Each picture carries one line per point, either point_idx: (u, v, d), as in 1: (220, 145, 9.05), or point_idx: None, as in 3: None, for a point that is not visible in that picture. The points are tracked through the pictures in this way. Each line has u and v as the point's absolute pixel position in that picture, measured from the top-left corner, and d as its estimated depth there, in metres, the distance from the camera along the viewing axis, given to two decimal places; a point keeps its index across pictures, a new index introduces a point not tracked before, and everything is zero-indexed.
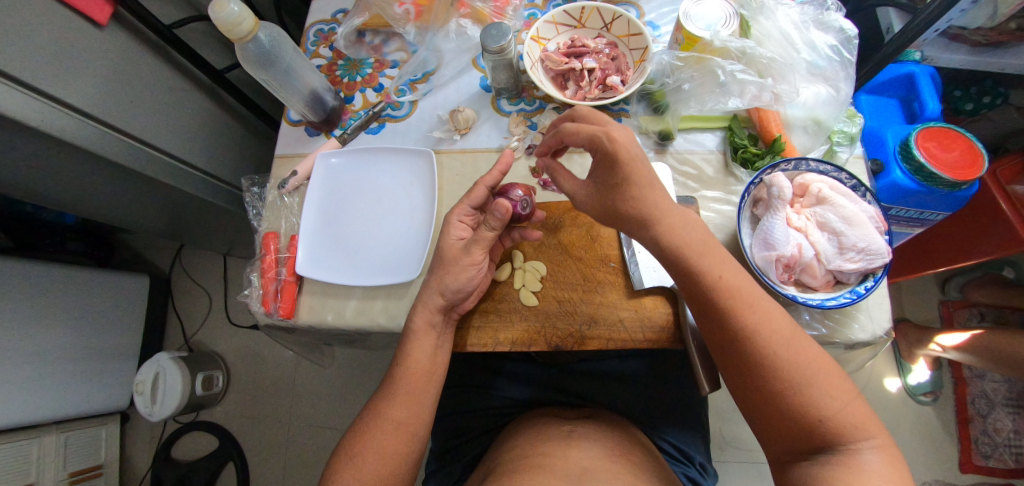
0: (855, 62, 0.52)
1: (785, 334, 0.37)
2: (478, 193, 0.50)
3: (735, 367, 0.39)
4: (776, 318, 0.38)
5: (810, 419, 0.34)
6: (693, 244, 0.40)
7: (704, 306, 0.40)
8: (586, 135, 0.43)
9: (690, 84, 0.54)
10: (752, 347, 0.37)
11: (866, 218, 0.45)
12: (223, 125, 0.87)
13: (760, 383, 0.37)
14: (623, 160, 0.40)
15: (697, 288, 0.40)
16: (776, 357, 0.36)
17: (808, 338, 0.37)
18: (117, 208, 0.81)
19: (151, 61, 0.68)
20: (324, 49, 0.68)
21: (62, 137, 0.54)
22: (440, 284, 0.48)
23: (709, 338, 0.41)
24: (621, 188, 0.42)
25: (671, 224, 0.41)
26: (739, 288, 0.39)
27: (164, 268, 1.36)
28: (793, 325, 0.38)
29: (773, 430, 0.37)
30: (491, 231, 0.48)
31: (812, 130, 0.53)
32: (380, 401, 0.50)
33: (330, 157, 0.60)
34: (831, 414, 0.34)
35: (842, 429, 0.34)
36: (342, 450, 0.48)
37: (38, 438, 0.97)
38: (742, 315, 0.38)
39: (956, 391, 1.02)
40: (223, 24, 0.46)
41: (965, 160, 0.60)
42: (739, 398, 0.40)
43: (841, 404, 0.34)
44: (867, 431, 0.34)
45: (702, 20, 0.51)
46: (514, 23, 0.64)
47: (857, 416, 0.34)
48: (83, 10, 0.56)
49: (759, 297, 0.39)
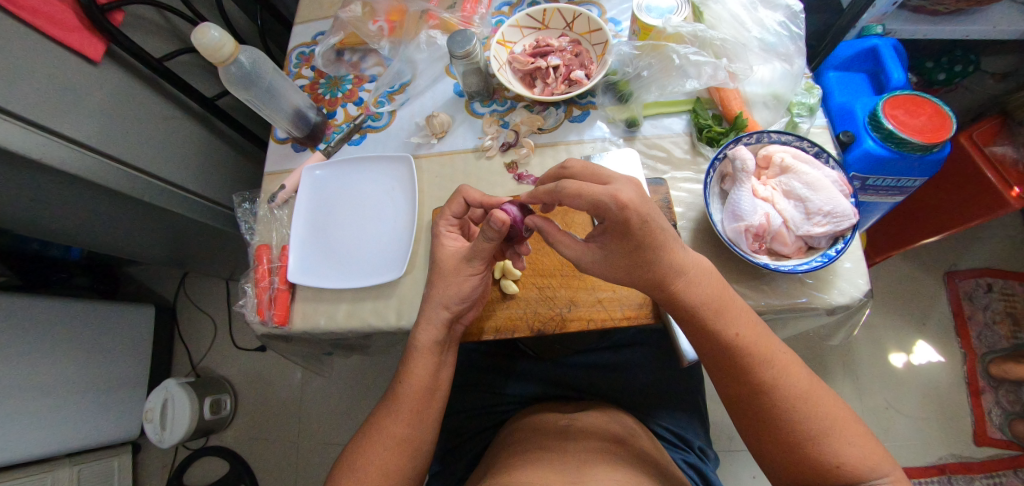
0: (803, 36, 0.55)
1: (802, 386, 0.39)
2: (458, 205, 0.51)
3: (752, 417, 0.40)
4: (792, 369, 0.40)
5: (826, 463, 0.36)
6: (710, 302, 0.41)
7: (721, 360, 0.41)
8: (589, 200, 0.38)
9: (649, 71, 0.57)
10: (772, 399, 0.38)
11: (829, 182, 0.47)
12: (217, 151, 0.91)
13: (778, 431, 0.38)
14: (636, 226, 0.37)
15: (715, 344, 0.41)
16: (795, 410, 0.37)
17: (822, 386, 0.39)
18: (120, 239, 0.84)
19: (145, 94, 0.73)
20: (306, 70, 0.71)
21: (62, 167, 0.58)
22: (444, 297, 0.47)
23: (725, 389, 0.42)
24: (641, 253, 0.39)
25: (694, 280, 0.41)
26: (757, 343, 0.40)
27: (169, 297, 1.39)
28: (807, 374, 0.40)
29: (790, 474, 0.38)
30: (489, 242, 0.44)
31: (771, 105, 0.55)
32: (379, 410, 0.50)
33: (315, 170, 0.63)
34: (847, 458, 0.35)
35: (859, 472, 0.35)
36: (345, 456, 0.49)
37: (52, 472, 0.99)
38: (759, 369, 0.39)
39: (966, 364, 1.00)
40: (205, 49, 0.50)
41: (933, 123, 0.61)
42: (755, 444, 0.41)
43: (858, 447, 0.36)
44: (882, 470, 0.35)
45: (655, 10, 0.55)
46: (483, 30, 0.67)
47: (873, 458, 0.36)
48: (79, 48, 0.60)
49: (775, 351, 0.40)
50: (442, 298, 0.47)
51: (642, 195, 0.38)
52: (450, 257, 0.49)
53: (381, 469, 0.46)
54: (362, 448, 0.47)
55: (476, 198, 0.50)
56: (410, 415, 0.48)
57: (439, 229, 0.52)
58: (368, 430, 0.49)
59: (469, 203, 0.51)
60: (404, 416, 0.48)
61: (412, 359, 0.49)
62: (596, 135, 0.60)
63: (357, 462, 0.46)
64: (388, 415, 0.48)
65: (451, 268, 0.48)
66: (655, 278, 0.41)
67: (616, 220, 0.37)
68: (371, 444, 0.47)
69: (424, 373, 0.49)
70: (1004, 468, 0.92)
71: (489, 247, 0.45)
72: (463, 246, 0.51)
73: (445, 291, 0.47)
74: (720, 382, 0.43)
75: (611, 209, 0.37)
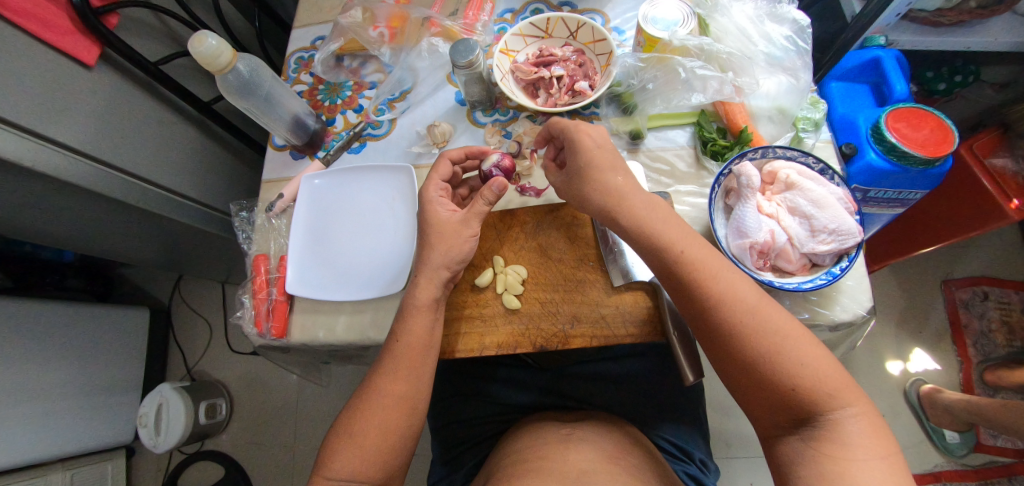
0: (810, 51, 0.54)
1: (752, 302, 0.38)
2: (444, 167, 0.54)
3: (712, 344, 0.40)
4: (741, 286, 0.39)
5: (783, 386, 0.35)
6: (658, 224, 0.43)
7: (675, 287, 0.42)
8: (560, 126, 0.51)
9: (654, 84, 0.56)
10: (724, 322, 0.38)
11: (834, 199, 0.46)
12: (214, 155, 0.90)
13: (736, 356, 0.38)
14: (590, 146, 0.47)
15: (667, 269, 0.42)
16: (745, 328, 0.37)
17: (776, 306, 0.38)
18: (114, 243, 0.83)
19: (141, 98, 0.71)
20: (305, 76, 0.70)
21: (55, 174, 0.57)
22: (441, 268, 0.49)
23: (686, 317, 0.42)
24: (590, 172, 0.47)
25: (631, 206, 0.44)
26: (704, 262, 0.40)
27: (164, 299, 1.38)
28: (760, 293, 0.39)
29: (757, 403, 0.37)
30: (486, 205, 0.50)
31: (777, 119, 0.54)
32: (369, 376, 0.49)
33: (314, 179, 0.62)
34: (801, 379, 0.34)
35: (813, 393, 0.34)
36: (331, 437, 0.48)
37: (45, 476, 0.98)
38: (707, 289, 0.39)
39: (961, 371, 1.01)
40: (202, 57, 0.49)
41: (935, 137, 0.61)
42: (725, 377, 0.40)
43: (815, 369, 0.35)
44: (840, 393, 0.34)
45: (661, 22, 0.54)
46: (485, 38, 0.67)
47: (830, 379, 0.34)
48: (73, 53, 0.59)
49: (724, 270, 0.40)
50: None
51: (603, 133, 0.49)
52: (449, 222, 0.51)
53: (381, 446, 0.45)
54: (347, 439, 0.45)
55: (459, 156, 0.55)
56: (408, 427, 0.47)
57: (432, 195, 0.52)
58: (361, 393, 0.48)
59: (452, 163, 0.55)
60: (396, 418, 0.46)
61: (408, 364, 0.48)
62: None
63: (354, 424, 0.46)
64: (374, 413, 0.46)
65: (451, 232, 0.50)
66: (609, 203, 0.46)
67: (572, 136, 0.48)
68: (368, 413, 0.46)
69: (422, 386, 0.48)
70: (999, 476, 0.93)
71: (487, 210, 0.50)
72: (456, 210, 0.52)
73: None
74: (681, 311, 0.43)
75: (586, 130, 0.48)
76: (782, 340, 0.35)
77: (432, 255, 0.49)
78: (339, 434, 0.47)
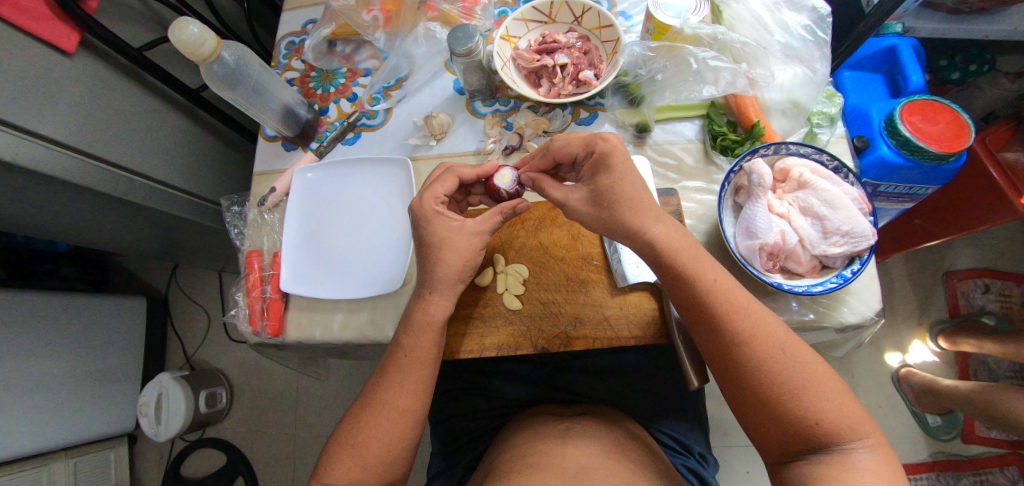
0: (829, 41, 0.51)
1: (780, 337, 0.38)
2: (450, 182, 0.49)
3: (729, 374, 0.39)
4: (767, 320, 0.39)
5: (805, 420, 0.35)
6: (686, 248, 0.41)
7: (695, 313, 0.41)
8: (581, 142, 0.46)
9: (663, 75, 0.53)
10: (748, 353, 0.37)
11: (848, 200, 0.45)
12: (204, 144, 0.87)
13: (756, 387, 0.37)
14: (618, 162, 0.43)
15: (692, 294, 0.40)
16: (773, 362, 0.36)
17: (798, 339, 0.38)
18: (104, 235, 0.81)
19: (124, 85, 0.68)
20: (296, 62, 0.67)
21: (37, 168, 0.54)
22: (440, 281, 0.46)
23: (703, 342, 0.41)
24: (617, 191, 0.43)
25: (664, 229, 0.41)
26: (732, 293, 0.40)
27: (160, 288, 1.36)
28: (783, 326, 0.39)
29: (770, 434, 0.37)
30: (499, 215, 0.48)
31: (790, 113, 0.52)
32: (373, 383, 0.48)
33: (306, 172, 0.60)
34: (824, 416, 0.34)
35: (835, 430, 0.34)
36: (333, 443, 0.47)
37: (48, 465, 0.98)
38: (736, 320, 0.38)
39: (957, 363, 1.01)
40: (184, 47, 0.46)
41: (951, 132, 0.59)
42: (736, 406, 0.40)
43: (836, 405, 0.35)
44: (860, 430, 0.34)
45: (672, 8, 0.50)
46: (485, 22, 0.63)
47: (851, 416, 0.34)
48: (50, 40, 0.55)
49: (751, 302, 0.40)
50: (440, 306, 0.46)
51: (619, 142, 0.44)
52: (461, 234, 0.47)
53: (379, 468, 0.44)
54: (348, 450, 0.45)
55: (468, 175, 0.51)
56: (410, 435, 0.46)
57: (433, 210, 0.48)
58: (364, 402, 0.47)
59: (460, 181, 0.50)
60: (399, 430, 0.45)
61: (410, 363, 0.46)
62: None
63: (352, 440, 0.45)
64: (377, 423, 0.45)
65: (465, 244, 0.47)
66: (629, 220, 0.42)
67: (601, 153, 0.44)
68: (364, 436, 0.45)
69: (421, 396, 0.47)
70: (991, 466, 0.94)
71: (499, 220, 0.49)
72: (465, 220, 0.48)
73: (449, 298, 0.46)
74: (698, 338, 0.42)
75: (599, 144, 0.44)
76: (811, 375, 0.35)
77: (446, 265, 0.46)
78: (344, 435, 0.47)
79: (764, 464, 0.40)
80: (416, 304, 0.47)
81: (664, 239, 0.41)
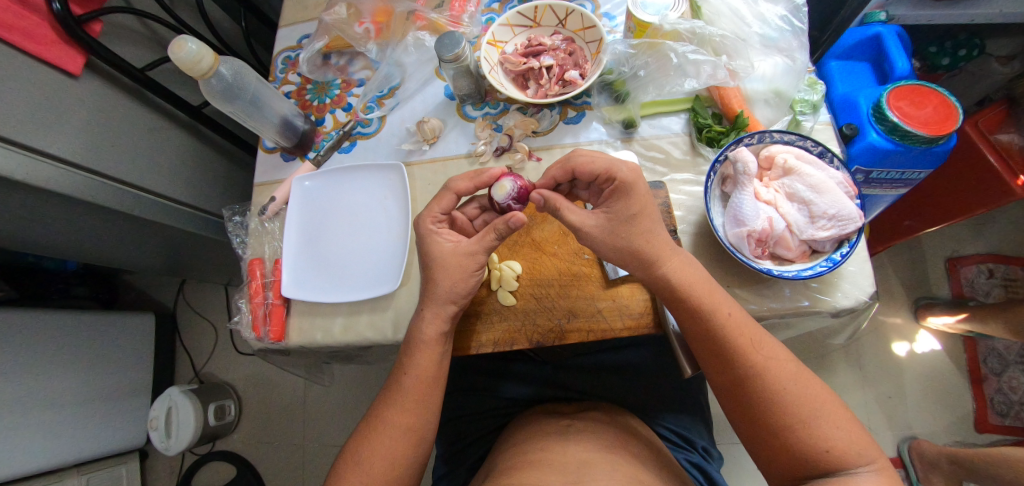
0: (806, 30, 0.53)
1: (791, 369, 0.38)
2: (448, 200, 0.50)
3: (738, 402, 0.40)
4: (779, 352, 0.40)
5: (816, 448, 0.35)
6: (699, 282, 0.42)
7: (708, 343, 0.41)
8: (603, 165, 0.45)
9: (646, 71, 0.55)
10: (761, 382, 0.38)
11: (834, 184, 0.45)
12: (206, 159, 0.89)
13: (768, 416, 0.37)
14: (637, 189, 0.43)
15: (708, 325, 0.41)
16: (784, 391, 0.37)
17: (807, 371, 0.39)
18: (112, 252, 0.83)
19: (129, 105, 0.71)
20: (292, 76, 0.69)
21: (46, 186, 0.56)
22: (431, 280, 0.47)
23: (715, 371, 0.42)
24: (638, 219, 0.43)
25: (679, 263, 0.43)
26: (744, 325, 0.41)
27: (168, 304, 1.39)
28: (793, 358, 0.40)
29: (779, 463, 0.37)
30: (496, 237, 0.46)
31: (773, 102, 0.54)
32: (378, 402, 0.50)
33: (304, 181, 0.62)
34: (835, 444, 0.35)
35: (845, 458, 0.34)
36: (341, 460, 0.48)
37: (60, 482, 0.99)
38: (751, 350, 0.39)
39: (966, 351, 0.99)
40: (183, 63, 0.48)
41: (939, 114, 0.59)
42: (745, 434, 0.40)
43: (847, 433, 0.35)
44: (869, 458, 0.34)
45: (651, 6, 0.52)
46: (472, 29, 0.65)
47: (861, 444, 0.35)
48: (58, 63, 0.58)
49: (765, 335, 0.41)
50: (432, 298, 0.47)
51: (632, 170, 0.44)
52: (453, 255, 0.48)
53: (384, 476, 0.45)
54: (352, 469, 0.46)
55: (466, 189, 0.50)
56: (412, 451, 0.47)
57: (428, 227, 0.50)
58: (370, 422, 0.49)
59: (457, 198, 0.51)
60: (400, 446, 0.46)
61: (414, 364, 0.48)
62: (592, 137, 0.58)
63: (361, 448, 0.47)
64: (380, 437, 0.46)
65: (456, 265, 0.48)
66: (648, 250, 0.43)
67: (622, 181, 0.43)
68: (372, 447, 0.46)
69: (430, 416, 0.48)
70: None
71: (494, 242, 0.47)
72: (457, 242, 0.49)
73: (442, 291, 0.47)
74: (709, 368, 0.42)
75: (620, 170, 0.44)
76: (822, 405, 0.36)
77: (438, 280, 0.48)
78: (356, 445, 0.48)
79: None
80: (417, 323, 0.48)
81: (648, 240, 0.43)
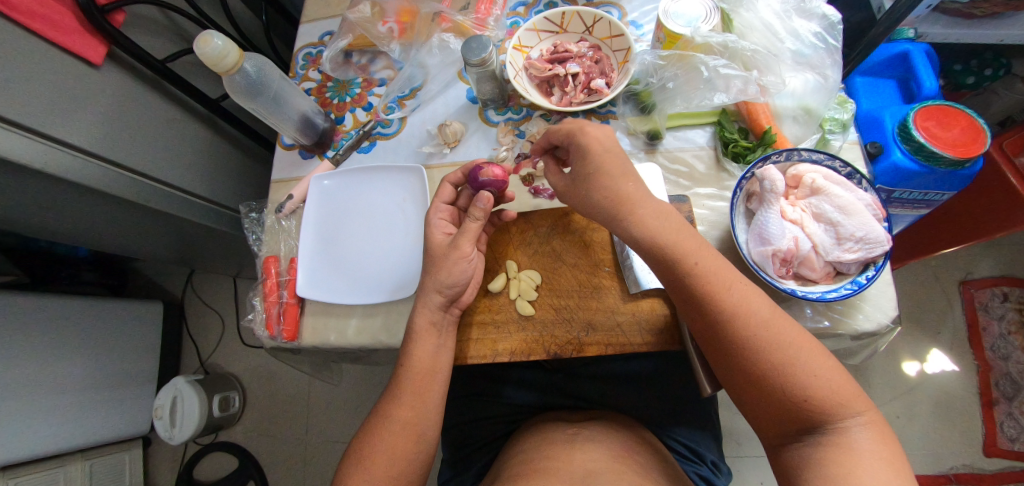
0: (840, 48, 0.52)
1: (764, 314, 0.37)
2: (446, 190, 0.53)
3: (719, 355, 0.40)
4: (752, 298, 0.39)
5: (794, 397, 0.35)
6: (667, 231, 0.42)
7: (682, 297, 0.41)
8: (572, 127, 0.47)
9: (674, 82, 0.54)
10: (733, 333, 0.38)
11: (862, 206, 0.44)
12: (221, 152, 0.89)
13: (746, 367, 0.37)
14: (597, 150, 0.45)
15: (677, 279, 0.41)
16: (756, 342, 0.37)
17: (786, 317, 0.38)
18: (124, 241, 0.83)
19: (148, 96, 0.71)
20: (313, 72, 0.69)
21: (65, 176, 0.56)
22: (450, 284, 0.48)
23: (692, 323, 0.42)
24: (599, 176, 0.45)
25: (641, 215, 0.42)
26: (715, 274, 0.40)
27: (177, 293, 1.39)
28: (769, 304, 0.38)
29: (764, 414, 0.37)
30: (476, 222, 0.49)
31: (802, 120, 0.53)
32: (385, 399, 0.50)
33: (323, 180, 0.61)
34: (814, 393, 0.34)
35: (826, 406, 0.34)
36: (349, 458, 0.48)
37: (64, 466, 1.00)
38: (720, 300, 0.39)
39: (978, 374, 0.98)
40: (208, 58, 0.48)
41: (967, 136, 0.58)
42: (731, 387, 0.40)
43: (826, 381, 0.34)
44: (853, 407, 0.34)
45: (683, 17, 0.51)
46: (497, 33, 0.65)
47: (844, 393, 0.34)
48: (80, 52, 0.58)
49: (737, 282, 0.39)
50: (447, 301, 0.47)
51: (607, 134, 0.46)
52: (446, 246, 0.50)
53: (394, 477, 0.45)
54: (360, 470, 0.45)
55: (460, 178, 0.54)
56: (416, 457, 0.47)
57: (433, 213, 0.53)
58: (381, 424, 0.49)
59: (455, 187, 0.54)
60: (405, 449, 0.46)
61: (415, 359, 0.48)
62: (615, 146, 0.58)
63: (371, 449, 0.47)
64: (387, 439, 0.47)
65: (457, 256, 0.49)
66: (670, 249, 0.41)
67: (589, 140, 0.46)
68: (384, 452, 0.46)
69: (432, 415, 0.49)
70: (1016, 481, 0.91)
71: (478, 229, 0.50)
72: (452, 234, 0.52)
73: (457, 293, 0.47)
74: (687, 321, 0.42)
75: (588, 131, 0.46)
76: (796, 352, 0.35)
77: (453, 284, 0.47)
78: (363, 446, 0.48)
79: (766, 447, 0.40)
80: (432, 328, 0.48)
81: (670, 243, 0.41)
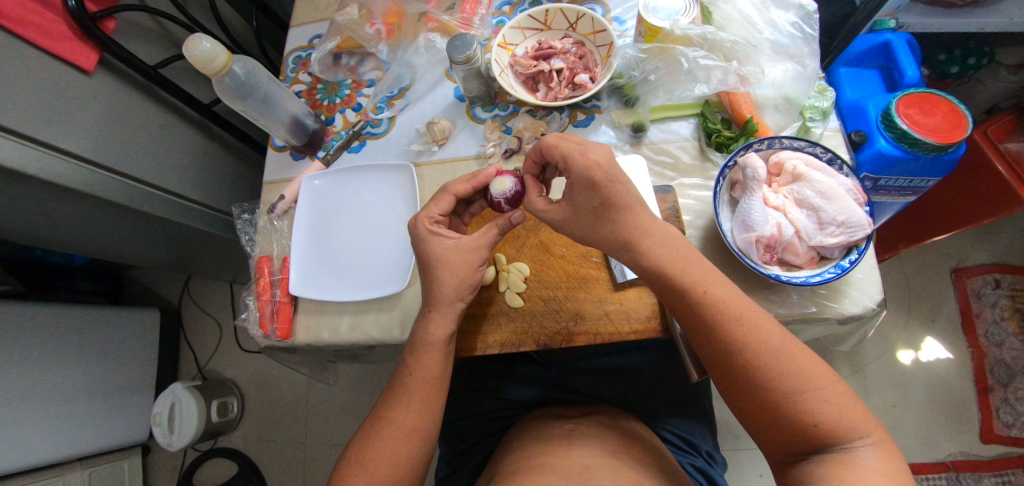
0: (817, 37, 0.53)
1: (775, 341, 0.38)
2: (446, 202, 0.50)
3: (728, 378, 0.40)
4: (765, 327, 0.39)
5: (804, 422, 0.35)
6: (676, 260, 0.42)
7: (691, 322, 0.41)
8: (563, 152, 0.42)
9: (656, 75, 0.55)
10: (743, 358, 0.38)
11: (843, 191, 0.45)
12: (214, 157, 0.90)
13: (755, 391, 0.37)
14: (601, 180, 0.40)
15: (686, 307, 0.41)
16: (766, 368, 0.37)
17: (798, 343, 0.38)
18: (119, 248, 0.83)
19: (140, 101, 0.72)
20: (303, 75, 0.70)
21: (59, 181, 0.57)
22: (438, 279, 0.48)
23: (701, 347, 0.42)
24: (602, 210, 0.42)
25: (650, 245, 0.42)
26: (726, 302, 0.40)
27: (174, 301, 1.40)
28: (781, 330, 0.39)
29: (771, 436, 0.38)
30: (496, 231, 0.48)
31: (783, 109, 0.54)
32: (382, 396, 0.50)
33: (314, 180, 0.62)
34: (825, 418, 0.34)
35: (836, 430, 0.34)
36: (349, 456, 0.49)
37: (64, 475, 1.00)
38: (729, 328, 0.39)
39: (973, 361, 0.98)
40: (198, 61, 0.48)
41: (949, 122, 0.59)
42: (738, 408, 0.40)
43: (835, 406, 0.35)
44: (861, 430, 0.34)
45: (662, 11, 0.53)
46: (483, 31, 0.66)
47: (852, 417, 0.35)
48: (72, 59, 0.59)
49: (746, 308, 0.40)
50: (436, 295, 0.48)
51: (610, 157, 0.41)
52: (458, 252, 0.47)
53: (389, 475, 0.45)
54: (359, 468, 0.46)
55: (464, 190, 0.50)
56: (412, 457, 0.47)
57: (428, 229, 0.49)
58: (375, 422, 0.49)
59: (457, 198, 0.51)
60: (400, 449, 0.46)
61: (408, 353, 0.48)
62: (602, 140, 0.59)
63: (367, 448, 0.47)
64: (383, 435, 0.47)
65: (461, 262, 0.47)
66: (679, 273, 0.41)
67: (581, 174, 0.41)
68: (379, 452, 0.46)
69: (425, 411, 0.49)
70: (1012, 467, 0.91)
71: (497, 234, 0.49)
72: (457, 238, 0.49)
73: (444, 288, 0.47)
74: (696, 344, 0.42)
75: (576, 162, 0.40)
76: (806, 379, 0.36)
77: (448, 279, 0.47)
78: (360, 444, 0.48)
79: (770, 465, 0.40)
80: (425, 322, 0.48)
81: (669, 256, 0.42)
